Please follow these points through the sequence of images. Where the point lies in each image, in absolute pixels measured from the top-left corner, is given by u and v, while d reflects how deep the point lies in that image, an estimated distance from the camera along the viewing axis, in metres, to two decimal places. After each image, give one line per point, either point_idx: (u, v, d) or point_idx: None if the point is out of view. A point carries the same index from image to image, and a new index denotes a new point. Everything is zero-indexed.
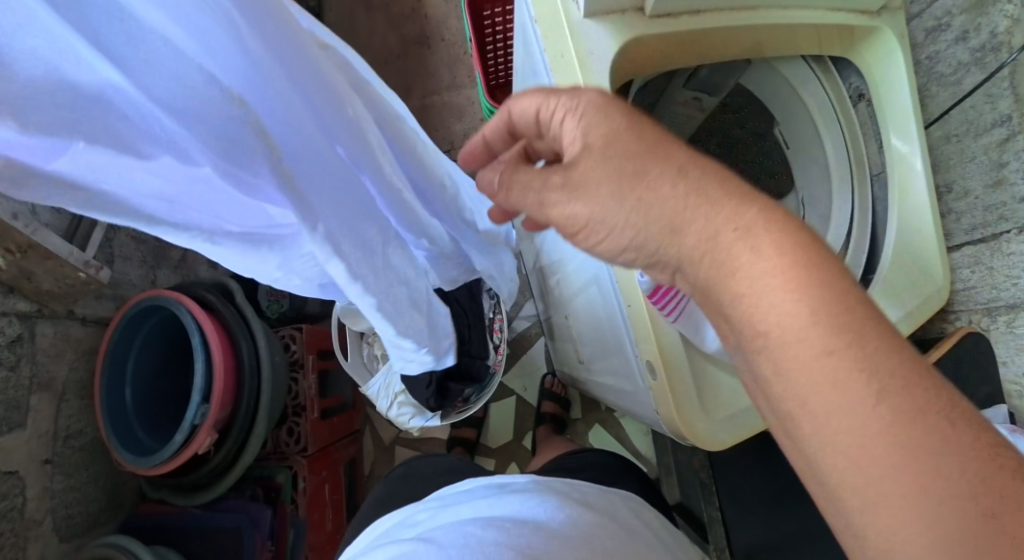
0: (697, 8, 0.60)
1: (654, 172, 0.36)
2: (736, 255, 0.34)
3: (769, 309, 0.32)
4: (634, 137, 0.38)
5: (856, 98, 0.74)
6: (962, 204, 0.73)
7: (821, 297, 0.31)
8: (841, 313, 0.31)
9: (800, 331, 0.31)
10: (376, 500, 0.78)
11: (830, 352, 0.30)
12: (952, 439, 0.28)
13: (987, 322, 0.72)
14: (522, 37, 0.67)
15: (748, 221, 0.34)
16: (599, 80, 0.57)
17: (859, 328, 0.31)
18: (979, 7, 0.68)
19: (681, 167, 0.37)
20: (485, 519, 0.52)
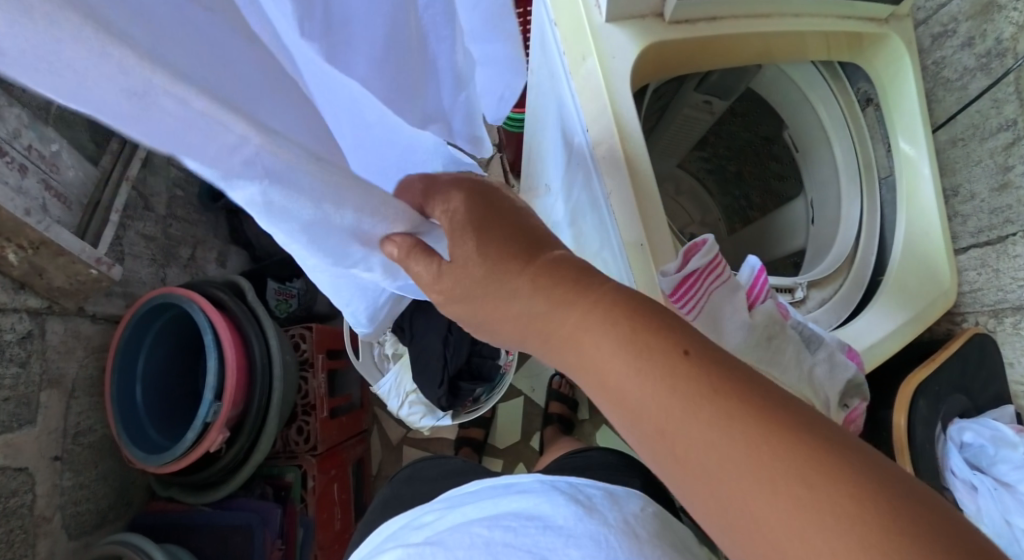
0: (715, 15, 0.61)
1: (506, 287, 0.39)
2: (578, 342, 0.36)
3: (610, 382, 0.34)
4: (477, 249, 0.39)
5: (864, 103, 0.76)
6: (969, 207, 0.74)
7: (643, 367, 0.32)
8: (656, 374, 0.32)
9: (634, 406, 0.33)
10: (381, 503, 0.79)
11: (664, 424, 0.31)
12: (820, 468, 0.27)
13: (994, 323, 0.73)
14: (539, 40, 0.68)
15: (586, 317, 0.36)
16: (620, 82, 0.57)
17: (691, 393, 0.31)
18: (985, 14, 0.70)
19: (524, 272, 0.39)
20: (492, 518, 0.52)
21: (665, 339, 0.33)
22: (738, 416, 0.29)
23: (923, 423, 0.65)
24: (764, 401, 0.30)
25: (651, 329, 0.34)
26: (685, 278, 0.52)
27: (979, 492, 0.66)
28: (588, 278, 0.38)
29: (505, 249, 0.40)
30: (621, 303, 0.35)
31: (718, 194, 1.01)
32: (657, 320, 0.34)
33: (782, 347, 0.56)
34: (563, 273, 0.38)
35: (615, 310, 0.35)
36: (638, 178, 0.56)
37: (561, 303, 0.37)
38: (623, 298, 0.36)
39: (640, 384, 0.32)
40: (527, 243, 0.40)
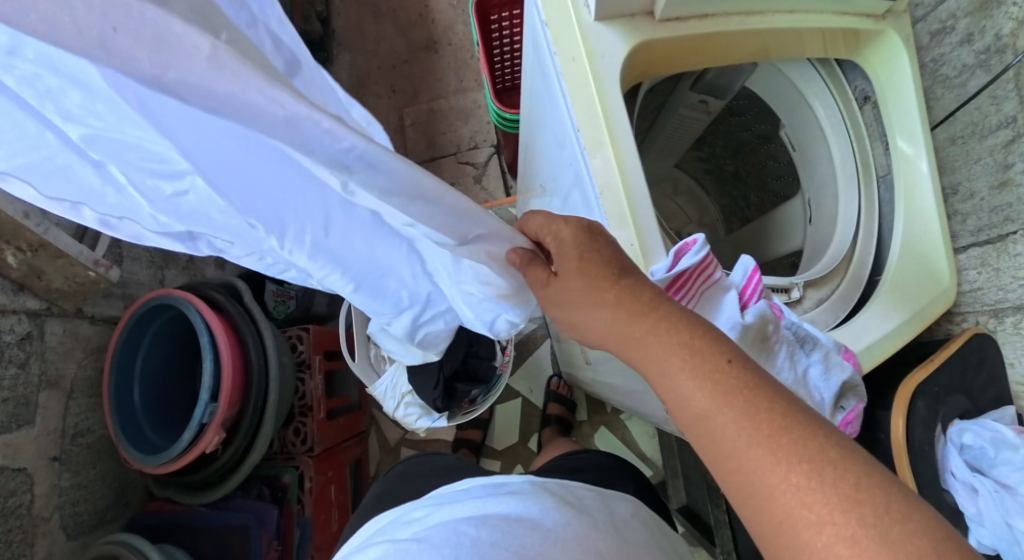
0: (707, 12, 0.61)
1: (597, 296, 0.45)
2: (649, 344, 0.42)
3: (670, 378, 0.40)
4: (582, 265, 0.45)
5: (861, 101, 0.75)
6: (968, 205, 0.73)
7: (701, 369, 0.39)
8: (710, 375, 0.38)
9: (697, 395, 0.38)
10: (374, 499, 0.78)
11: (721, 410, 0.37)
12: (839, 456, 0.34)
13: (995, 324, 0.72)
14: (531, 39, 0.68)
15: (650, 326, 0.42)
16: (609, 82, 0.57)
17: (746, 390, 0.37)
18: (983, 10, 0.69)
19: (617, 283, 0.44)
20: (481, 519, 0.52)
21: (719, 353, 0.39)
22: (772, 413, 0.36)
23: (921, 425, 0.64)
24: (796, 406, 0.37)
25: (717, 343, 0.40)
26: (675, 277, 0.52)
27: (980, 494, 0.64)
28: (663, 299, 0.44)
29: (594, 266, 0.45)
30: (693, 322, 0.42)
31: (716, 193, 1.00)
32: (723, 339, 0.41)
33: (773, 349, 0.56)
34: (647, 291, 0.44)
35: (683, 326, 0.42)
36: (628, 178, 0.56)
37: (643, 311, 0.43)
38: (697, 320, 0.42)
39: (697, 382, 0.39)
40: (621, 265, 0.46)
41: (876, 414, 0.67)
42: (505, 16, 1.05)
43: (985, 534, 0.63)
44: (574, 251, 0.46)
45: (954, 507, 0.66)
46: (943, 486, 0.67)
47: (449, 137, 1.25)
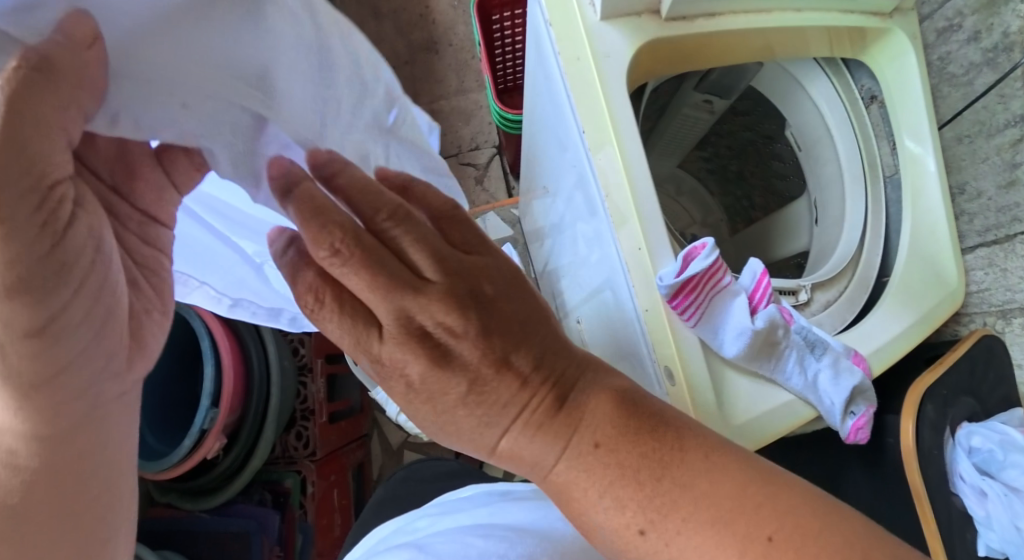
0: (712, 11, 0.60)
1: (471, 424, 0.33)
2: (555, 465, 0.33)
3: (591, 527, 0.33)
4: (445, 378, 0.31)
5: (867, 100, 0.74)
6: (974, 205, 0.72)
7: (614, 526, 0.31)
8: (628, 534, 0.31)
9: (617, 519, 0.31)
10: (375, 504, 0.77)
11: (646, 528, 0.30)
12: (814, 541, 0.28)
13: (1003, 325, 0.71)
14: (535, 38, 0.67)
15: (557, 465, 0.34)
16: (616, 82, 0.56)
17: (670, 492, 0.30)
18: (990, 7, 0.68)
19: (487, 402, 0.32)
20: (488, 528, 0.51)
21: (630, 509, 0.31)
22: (714, 549, 0.29)
23: (930, 428, 0.64)
24: (738, 513, 0.29)
25: (625, 487, 0.31)
26: (684, 283, 0.52)
27: (989, 497, 0.64)
28: (559, 411, 0.33)
29: (456, 407, 0.32)
30: (601, 457, 0.32)
31: (720, 194, 0.99)
32: (642, 470, 0.31)
33: (782, 354, 0.55)
34: (529, 390, 0.33)
35: (585, 471, 0.32)
36: (636, 180, 0.55)
37: (527, 427, 0.33)
38: (603, 448, 0.32)
39: (611, 506, 0.31)
40: (482, 384, 0.31)
41: (885, 418, 0.66)
42: (506, 16, 1.04)
43: (994, 538, 0.64)
44: (422, 393, 0.31)
45: (962, 511, 0.65)
46: (952, 490, 0.66)
47: (450, 138, 1.24)
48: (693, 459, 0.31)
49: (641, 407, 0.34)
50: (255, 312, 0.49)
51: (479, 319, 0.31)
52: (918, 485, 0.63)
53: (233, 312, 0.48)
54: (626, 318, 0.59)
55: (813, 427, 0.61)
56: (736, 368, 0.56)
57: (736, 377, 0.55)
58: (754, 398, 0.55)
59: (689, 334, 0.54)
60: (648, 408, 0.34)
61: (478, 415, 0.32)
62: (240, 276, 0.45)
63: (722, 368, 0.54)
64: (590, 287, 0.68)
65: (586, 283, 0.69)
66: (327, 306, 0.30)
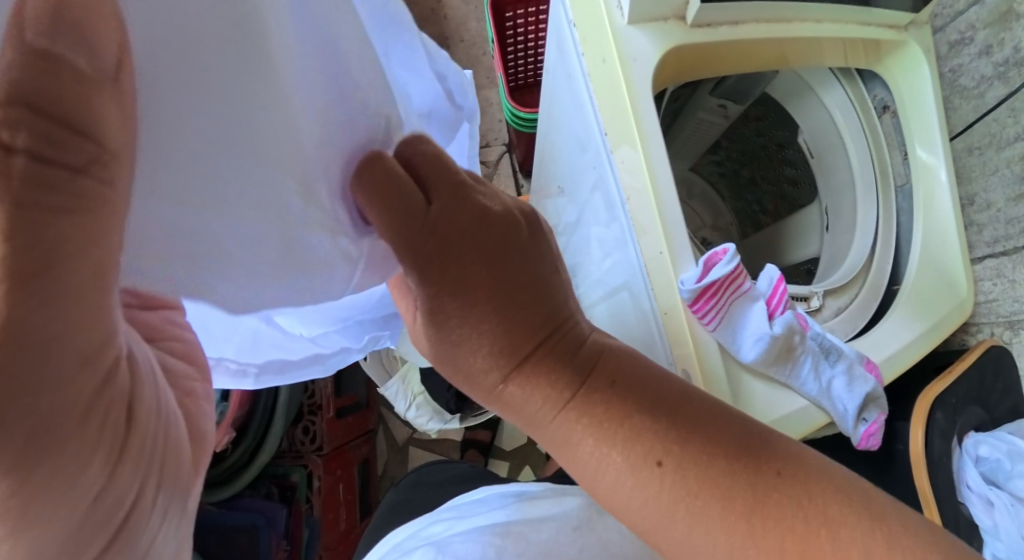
0: (736, 20, 0.60)
1: (491, 367, 0.34)
2: (573, 415, 0.35)
3: (590, 469, 0.36)
4: (498, 322, 0.33)
5: (880, 110, 0.75)
6: (984, 216, 0.73)
7: (621, 469, 0.34)
8: (634, 479, 0.34)
9: (633, 461, 0.34)
10: (388, 508, 0.78)
11: (660, 464, 0.34)
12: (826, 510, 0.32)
13: (1010, 335, 0.73)
14: (557, 39, 0.67)
15: (564, 415, 0.35)
16: (641, 87, 0.57)
17: (687, 437, 0.34)
18: (1002, 22, 0.68)
19: (524, 349, 0.34)
20: (503, 529, 0.52)
21: (644, 446, 0.34)
22: (717, 483, 0.33)
23: (939, 436, 0.65)
24: (735, 464, 0.33)
25: (640, 424, 0.34)
26: (705, 288, 0.52)
27: (996, 507, 0.66)
28: (575, 356, 0.36)
29: (480, 347, 0.33)
30: (617, 395, 0.35)
31: (731, 197, 0.99)
32: (656, 413, 0.35)
33: (798, 359, 0.57)
34: (561, 346, 0.35)
35: (602, 413, 0.35)
36: (659, 184, 0.56)
37: (556, 378, 0.35)
38: (619, 388, 0.35)
39: (621, 448, 0.34)
40: (511, 327, 0.33)
41: (895, 426, 0.67)
42: (520, 14, 1.04)
43: (1000, 547, 0.65)
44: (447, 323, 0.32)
45: (970, 519, 0.67)
46: (959, 498, 0.68)
47: None
48: (698, 409, 0.35)
49: (659, 375, 0.37)
50: (285, 374, 0.40)
51: (528, 268, 0.33)
52: (926, 492, 0.64)
53: (262, 383, 0.38)
54: (644, 322, 0.60)
55: (825, 432, 0.62)
56: (754, 373, 0.57)
57: (752, 381, 0.56)
58: (769, 403, 0.56)
59: (708, 337, 0.55)
60: (655, 374, 0.37)
61: (499, 356, 0.34)
62: (263, 340, 0.35)
63: (738, 373, 0.55)
64: (604, 289, 0.69)
65: (601, 284, 0.70)
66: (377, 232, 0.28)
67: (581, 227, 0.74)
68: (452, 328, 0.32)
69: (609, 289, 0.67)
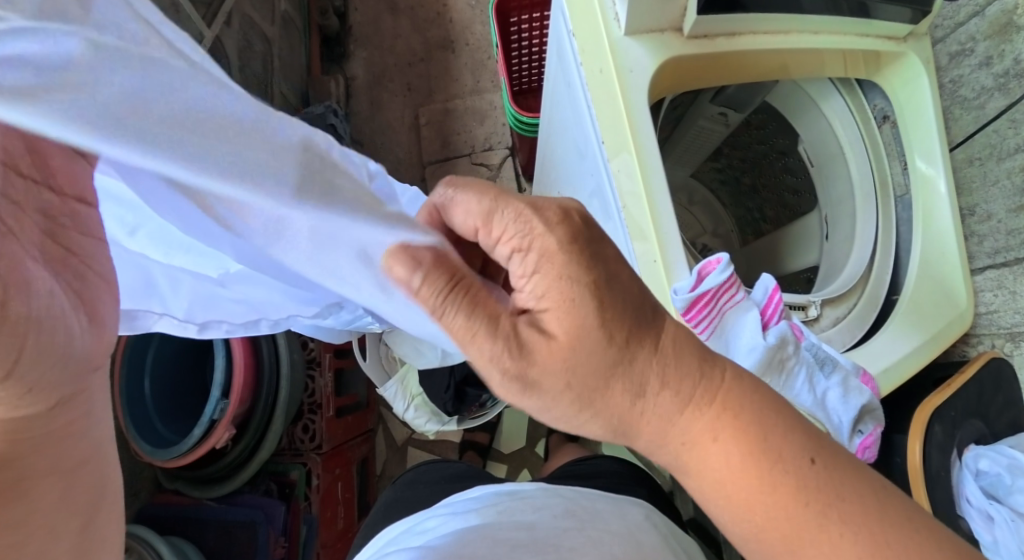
0: (732, 31, 0.61)
1: (643, 371, 0.37)
2: (732, 431, 0.38)
3: (723, 472, 0.38)
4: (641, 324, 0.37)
5: (880, 120, 0.75)
6: (985, 227, 0.73)
7: (778, 475, 0.37)
8: (789, 473, 0.37)
9: (789, 462, 0.37)
10: (384, 506, 0.79)
11: (812, 460, 0.38)
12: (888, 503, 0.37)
13: (1011, 348, 0.72)
14: (556, 50, 0.68)
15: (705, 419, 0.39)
16: (637, 97, 0.57)
17: (814, 435, 0.39)
18: (1003, 34, 0.68)
19: (670, 351, 0.38)
20: (493, 528, 0.53)
21: (800, 443, 0.38)
22: (852, 473, 0.38)
23: (938, 449, 0.65)
24: (859, 477, 0.38)
25: (780, 416, 0.39)
26: (697, 297, 0.53)
27: (996, 522, 0.66)
28: (713, 355, 0.40)
29: (633, 317, 0.37)
30: (754, 381, 0.40)
31: (731, 205, 0.99)
32: (782, 409, 0.40)
33: (792, 370, 0.57)
34: (695, 355, 0.39)
35: (744, 399, 0.39)
36: (653, 192, 0.56)
37: (704, 383, 0.39)
38: (755, 379, 0.41)
39: (776, 450, 0.38)
40: (648, 303, 0.38)
41: (893, 438, 0.67)
42: (524, 19, 1.05)
43: None
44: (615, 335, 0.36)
45: (969, 534, 0.67)
46: (959, 513, 0.68)
47: (464, 138, 1.25)
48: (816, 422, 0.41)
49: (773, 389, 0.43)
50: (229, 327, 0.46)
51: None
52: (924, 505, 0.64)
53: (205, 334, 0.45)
54: None
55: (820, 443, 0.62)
56: None
57: None
58: None
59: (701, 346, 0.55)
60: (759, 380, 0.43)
61: (651, 332, 0.38)
62: (201, 290, 0.42)
63: None
64: None
65: None
66: (542, 228, 0.35)
67: None
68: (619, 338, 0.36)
69: None
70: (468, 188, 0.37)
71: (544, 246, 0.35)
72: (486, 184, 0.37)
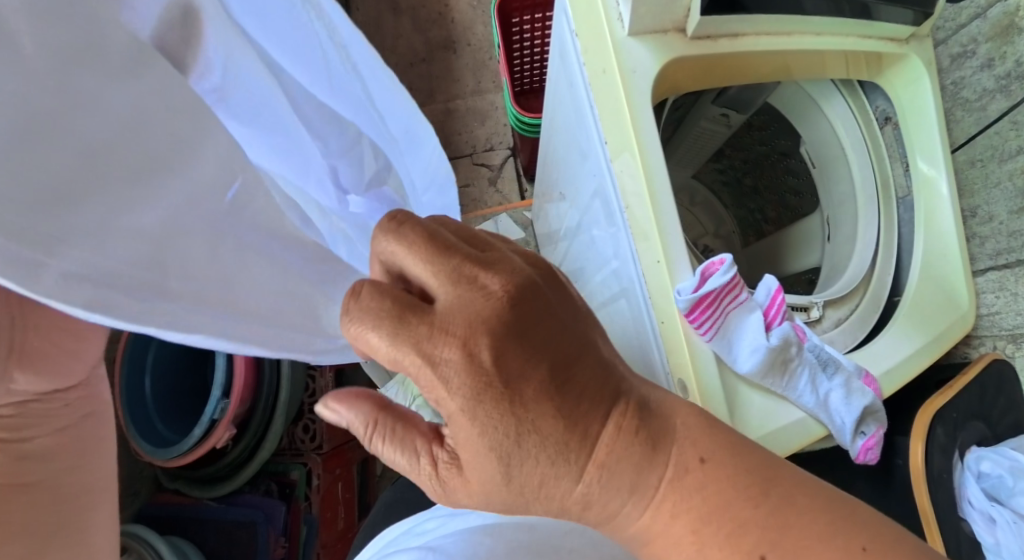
0: (736, 32, 0.61)
1: (563, 474, 0.33)
2: (667, 519, 0.35)
3: (673, 551, 0.35)
4: (555, 415, 0.32)
5: (882, 121, 0.75)
6: (987, 229, 0.73)
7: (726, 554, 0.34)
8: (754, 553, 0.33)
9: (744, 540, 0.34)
10: (383, 507, 0.79)
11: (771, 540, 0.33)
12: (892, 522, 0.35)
13: (1012, 349, 0.72)
14: (559, 50, 0.68)
15: (642, 515, 0.36)
16: (641, 98, 0.57)
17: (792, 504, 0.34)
18: (1004, 36, 0.68)
19: (596, 448, 0.33)
20: (497, 528, 0.53)
21: (758, 531, 0.34)
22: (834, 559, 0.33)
23: (939, 451, 0.65)
24: (826, 538, 0.33)
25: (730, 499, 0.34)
26: (701, 298, 0.52)
27: (998, 524, 0.66)
28: (656, 444, 0.35)
29: (553, 450, 0.32)
30: (709, 473, 0.35)
31: (733, 206, 0.99)
32: (747, 484, 0.35)
33: (795, 371, 0.57)
34: (632, 450, 0.34)
35: (693, 493, 0.35)
36: (657, 193, 0.56)
37: (640, 472, 0.35)
38: (710, 465, 0.35)
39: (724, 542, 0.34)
40: (578, 429, 0.33)
41: (894, 439, 0.67)
42: (526, 19, 1.05)
43: None
44: (513, 437, 0.31)
45: (971, 536, 0.67)
46: (961, 515, 0.68)
47: (465, 138, 1.25)
48: (788, 480, 0.36)
49: (749, 460, 0.36)
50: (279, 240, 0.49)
51: (578, 347, 0.33)
52: (927, 506, 0.64)
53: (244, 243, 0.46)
54: (642, 330, 0.60)
55: (823, 444, 0.62)
56: (751, 383, 0.57)
57: (750, 393, 0.56)
58: (766, 413, 0.56)
59: (704, 347, 0.55)
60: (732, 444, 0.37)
61: (578, 456, 0.33)
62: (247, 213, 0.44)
63: (735, 383, 0.55)
64: (608, 292, 0.69)
65: (604, 289, 0.70)
66: (439, 380, 0.30)
67: (583, 232, 0.74)
68: (523, 439, 0.31)
69: (612, 293, 0.67)
70: (367, 309, 0.30)
71: (448, 402, 0.30)
72: (396, 311, 0.30)
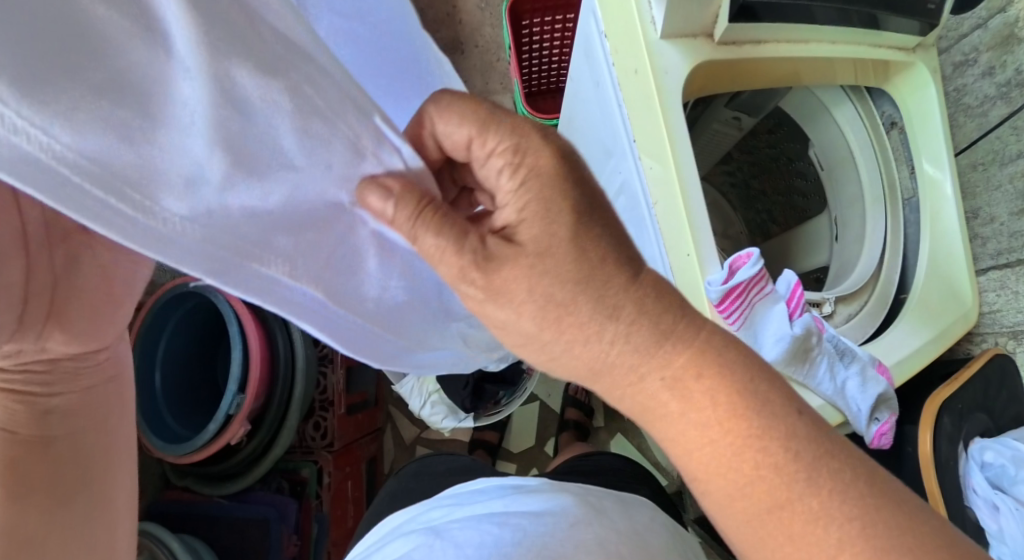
0: (760, 38, 0.63)
1: (580, 308, 0.33)
2: (665, 402, 0.34)
3: (693, 450, 0.34)
4: (579, 253, 0.33)
5: (888, 126, 0.78)
6: (988, 229, 0.76)
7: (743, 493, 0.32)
8: (768, 416, 0.33)
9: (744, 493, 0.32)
10: (389, 494, 0.79)
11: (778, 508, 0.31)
12: None
13: (1013, 345, 0.75)
14: (585, 47, 0.70)
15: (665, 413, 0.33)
16: (672, 99, 0.59)
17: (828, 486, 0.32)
18: (1004, 46, 0.72)
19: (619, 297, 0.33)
20: (501, 519, 0.54)
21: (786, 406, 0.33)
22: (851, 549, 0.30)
23: (947, 441, 0.67)
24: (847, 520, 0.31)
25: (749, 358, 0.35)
26: (731, 289, 0.54)
27: (1001, 512, 0.68)
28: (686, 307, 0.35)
29: (597, 266, 0.33)
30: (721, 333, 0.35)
31: (741, 208, 1.02)
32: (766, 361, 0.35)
33: (815, 360, 0.59)
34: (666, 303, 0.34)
35: (719, 360, 0.34)
36: (686, 187, 0.57)
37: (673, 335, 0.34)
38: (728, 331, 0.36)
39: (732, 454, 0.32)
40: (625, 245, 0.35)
41: (904, 429, 0.69)
42: (537, 21, 1.07)
43: (1005, 550, 0.65)
44: (537, 258, 0.32)
45: (976, 524, 0.69)
46: (966, 503, 0.70)
47: None
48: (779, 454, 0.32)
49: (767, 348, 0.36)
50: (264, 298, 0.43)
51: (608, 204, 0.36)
52: (935, 493, 0.66)
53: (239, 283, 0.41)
54: None
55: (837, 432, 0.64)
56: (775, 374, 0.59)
57: None
58: None
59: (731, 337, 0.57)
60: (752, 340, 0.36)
61: (625, 261, 0.34)
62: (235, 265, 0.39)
63: None
64: None
65: None
66: (533, 134, 0.33)
67: None
68: (541, 262, 0.32)
69: None
70: (460, 101, 0.33)
71: (538, 155, 0.33)
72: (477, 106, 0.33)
